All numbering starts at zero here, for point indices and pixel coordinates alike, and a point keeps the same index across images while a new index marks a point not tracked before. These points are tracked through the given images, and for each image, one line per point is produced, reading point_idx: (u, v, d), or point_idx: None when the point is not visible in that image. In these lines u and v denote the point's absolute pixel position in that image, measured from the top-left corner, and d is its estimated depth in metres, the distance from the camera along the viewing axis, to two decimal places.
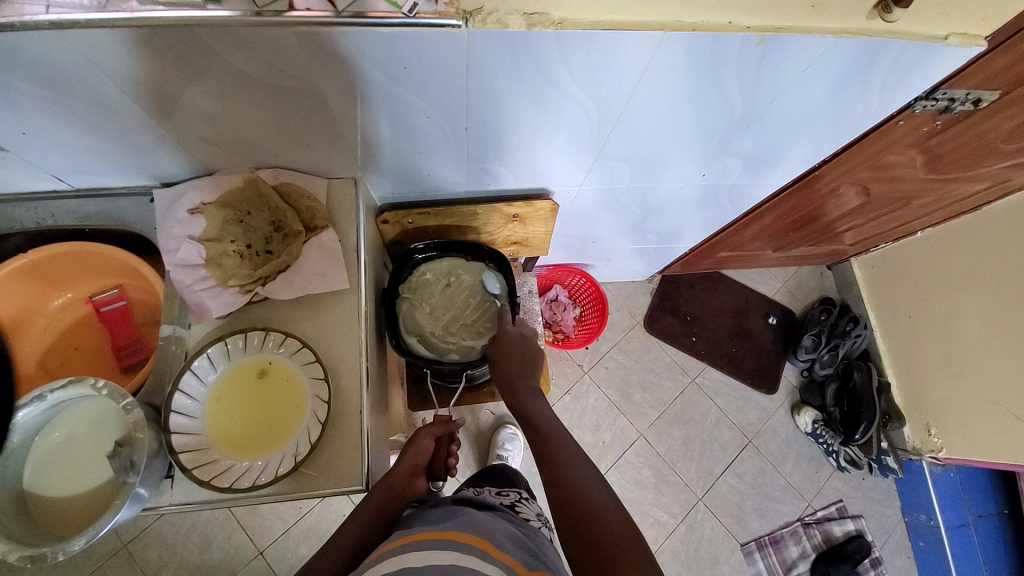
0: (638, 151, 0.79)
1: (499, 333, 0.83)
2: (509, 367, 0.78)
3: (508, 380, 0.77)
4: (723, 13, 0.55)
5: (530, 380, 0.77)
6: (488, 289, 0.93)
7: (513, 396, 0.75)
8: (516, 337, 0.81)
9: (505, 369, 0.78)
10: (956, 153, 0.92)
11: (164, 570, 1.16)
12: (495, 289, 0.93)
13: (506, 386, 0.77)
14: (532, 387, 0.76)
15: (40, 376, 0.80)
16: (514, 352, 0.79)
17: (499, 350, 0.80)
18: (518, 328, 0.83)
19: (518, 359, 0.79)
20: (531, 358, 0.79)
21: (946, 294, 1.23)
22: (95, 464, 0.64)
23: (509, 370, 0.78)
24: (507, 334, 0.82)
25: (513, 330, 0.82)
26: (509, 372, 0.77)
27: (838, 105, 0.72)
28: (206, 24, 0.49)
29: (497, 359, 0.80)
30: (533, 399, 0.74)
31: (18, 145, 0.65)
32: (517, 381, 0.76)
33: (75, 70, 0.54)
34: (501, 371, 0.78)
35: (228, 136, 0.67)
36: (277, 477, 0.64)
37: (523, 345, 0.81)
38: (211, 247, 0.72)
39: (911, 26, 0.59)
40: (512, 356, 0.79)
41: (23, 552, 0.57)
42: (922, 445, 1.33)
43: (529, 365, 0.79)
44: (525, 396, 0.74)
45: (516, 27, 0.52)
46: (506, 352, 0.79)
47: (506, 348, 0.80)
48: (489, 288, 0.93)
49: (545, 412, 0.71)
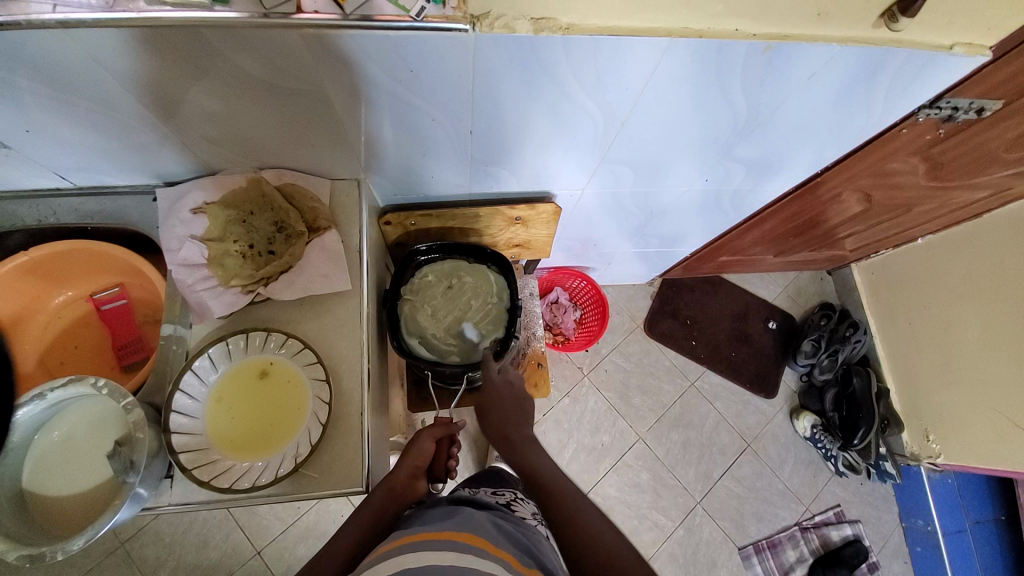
0: (642, 156, 0.79)
1: (485, 384, 0.83)
2: (501, 418, 0.80)
3: (501, 432, 0.79)
4: (730, 19, 0.55)
5: (522, 427, 0.80)
6: (466, 336, 0.89)
7: (511, 449, 0.77)
8: (502, 383, 0.83)
9: (498, 421, 0.80)
10: (958, 162, 0.92)
11: (161, 569, 1.16)
12: (473, 336, 0.89)
13: (501, 438, 0.79)
14: (526, 435, 0.79)
15: (39, 374, 0.80)
16: (507, 402, 0.82)
17: (489, 403, 0.82)
18: (503, 376, 0.84)
19: (509, 407, 0.81)
20: (522, 405, 0.82)
21: (946, 302, 1.23)
22: (94, 463, 0.64)
23: (502, 423, 0.80)
24: (494, 383, 0.83)
25: (499, 379, 0.83)
26: (503, 425, 0.79)
27: (843, 112, 0.72)
28: (213, 25, 0.49)
29: (489, 413, 0.81)
30: (528, 445, 0.77)
31: (21, 142, 0.65)
32: (511, 432, 0.78)
33: (80, 68, 0.54)
34: (494, 424, 0.80)
35: (232, 136, 0.67)
36: (277, 478, 0.64)
37: (511, 393, 0.83)
38: (213, 247, 0.72)
39: (917, 36, 0.59)
40: (503, 405, 0.82)
41: (22, 551, 0.57)
42: (920, 452, 1.33)
43: (520, 411, 0.82)
44: (520, 445, 0.76)
45: (524, 32, 0.52)
46: (497, 402, 0.82)
47: (498, 399, 0.82)
48: (466, 335, 0.89)
49: (543, 457, 0.74)
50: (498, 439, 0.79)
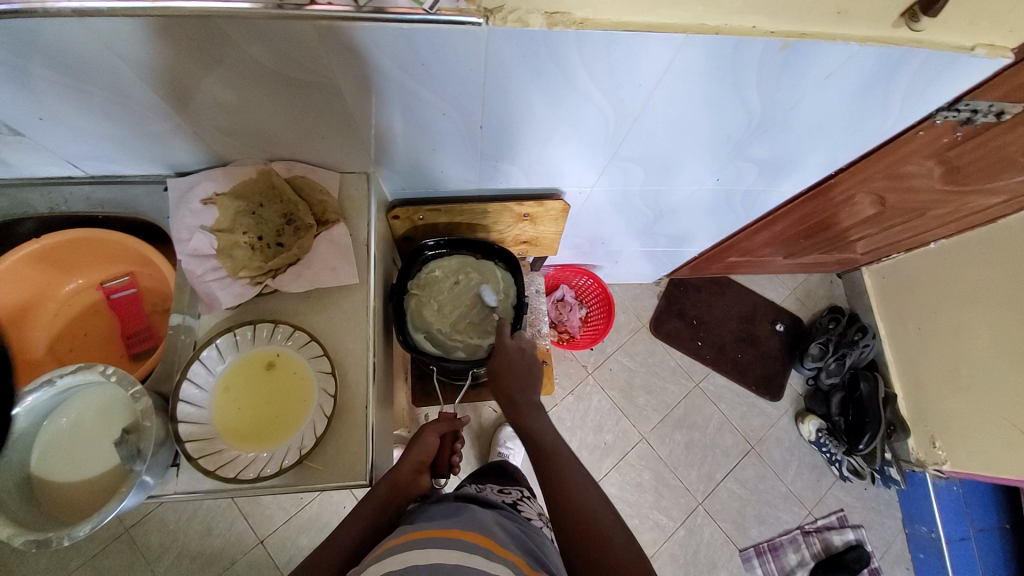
0: (653, 154, 0.79)
1: (498, 347, 0.80)
2: (508, 379, 0.76)
3: (508, 393, 0.74)
4: (746, 17, 0.54)
5: (529, 394, 0.75)
6: (484, 301, 0.91)
7: (516, 412, 0.73)
8: (515, 350, 0.79)
9: (506, 382, 0.76)
10: (975, 166, 0.91)
11: (165, 556, 1.17)
12: (491, 302, 0.91)
13: (506, 402, 0.75)
14: (533, 401, 0.74)
15: (49, 361, 0.80)
16: (515, 364, 0.77)
17: (499, 366, 0.78)
18: (515, 342, 0.80)
19: (519, 370, 0.77)
20: (531, 371, 0.77)
21: (958, 307, 1.21)
22: (101, 451, 0.64)
23: (509, 384, 0.75)
24: (506, 347, 0.80)
25: (513, 345, 0.80)
26: (510, 385, 0.75)
27: (858, 113, 0.71)
28: (227, 16, 0.49)
29: (497, 374, 0.77)
30: (534, 412, 0.72)
31: (35, 130, 0.66)
32: (518, 396, 0.74)
33: (94, 57, 0.54)
34: (500, 385, 0.76)
35: (243, 127, 0.67)
36: (282, 469, 0.64)
37: (521, 359, 0.79)
38: (222, 237, 0.73)
39: (937, 36, 0.58)
40: (512, 368, 0.77)
41: (28, 536, 0.58)
42: (926, 458, 1.32)
43: (530, 378, 0.77)
44: (526, 409, 0.72)
45: (537, 26, 0.52)
46: (507, 366, 0.77)
47: (507, 360, 0.78)
48: (484, 300, 0.91)
49: (547, 429, 0.70)
50: (505, 403, 0.75)
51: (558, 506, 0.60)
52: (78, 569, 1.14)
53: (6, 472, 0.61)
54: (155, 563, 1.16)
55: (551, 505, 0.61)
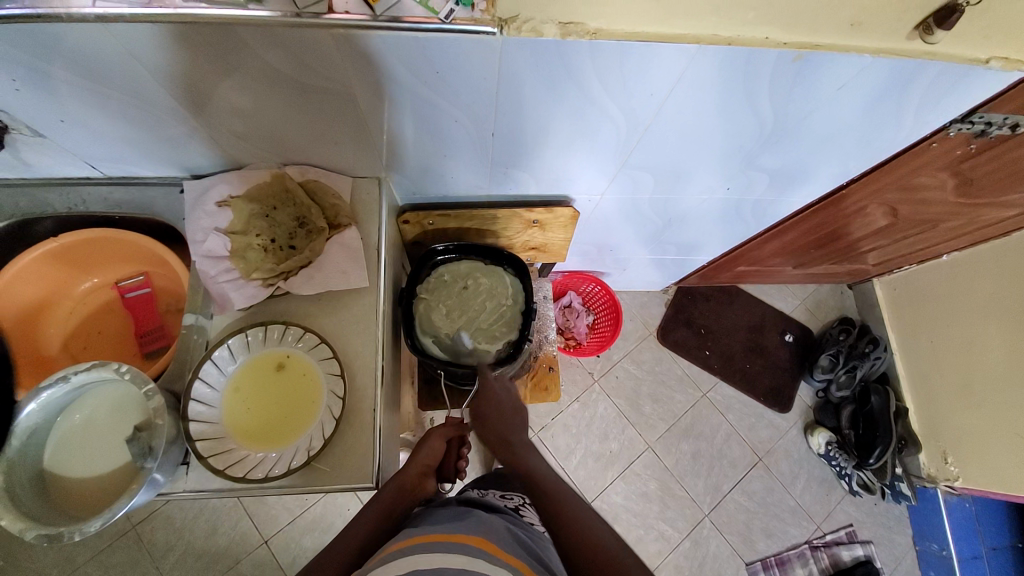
0: (664, 162, 0.79)
1: (483, 390, 0.81)
2: (499, 421, 0.77)
3: (500, 434, 0.76)
4: (760, 27, 0.54)
5: (522, 433, 0.76)
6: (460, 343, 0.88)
7: (509, 451, 0.73)
8: (501, 390, 0.81)
9: (495, 424, 0.77)
10: (989, 178, 0.90)
11: (171, 554, 1.18)
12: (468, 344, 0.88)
13: (500, 444, 0.75)
14: (525, 439, 0.76)
15: (63, 358, 0.82)
16: (504, 405, 0.79)
17: (488, 409, 0.78)
18: (501, 383, 0.82)
19: (507, 411, 0.78)
20: (520, 410, 0.79)
21: (971, 321, 1.20)
22: (113, 448, 0.65)
23: (500, 425, 0.76)
24: (492, 391, 0.81)
25: (499, 387, 0.81)
26: (500, 427, 0.76)
27: (871, 124, 0.71)
28: (246, 23, 0.50)
29: (485, 418, 0.78)
30: (527, 449, 0.73)
31: (58, 132, 0.67)
32: (510, 435, 0.75)
33: (117, 62, 0.56)
34: (491, 427, 0.77)
35: (258, 132, 0.68)
36: (290, 470, 0.65)
37: (508, 400, 0.80)
38: (236, 240, 0.74)
39: (952, 49, 0.58)
40: (501, 409, 0.79)
41: (40, 530, 0.59)
42: (938, 473, 1.30)
43: (518, 418, 0.79)
44: (520, 448, 0.73)
45: (551, 36, 0.52)
46: (495, 407, 0.78)
47: (495, 402, 0.79)
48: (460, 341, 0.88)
49: (542, 462, 0.71)
50: (496, 445, 0.75)
51: (563, 515, 0.60)
52: (86, 565, 1.15)
53: (20, 466, 0.62)
54: (161, 561, 1.17)
55: (556, 513, 0.61)
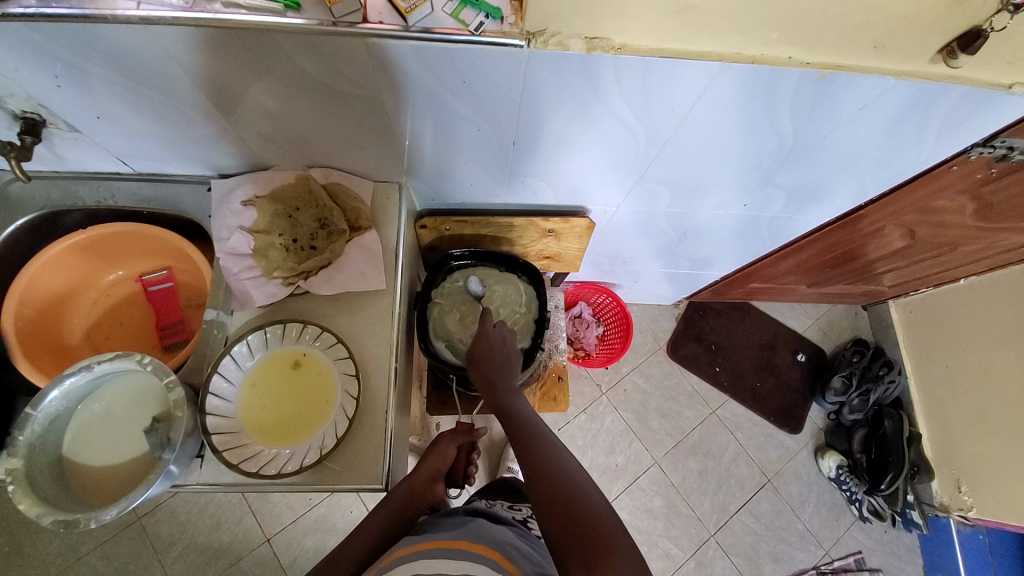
0: (682, 176, 0.79)
1: (479, 333, 0.79)
2: (489, 366, 0.75)
3: (488, 378, 0.74)
4: (783, 47, 0.55)
5: (509, 377, 0.75)
6: (470, 289, 0.92)
7: (494, 394, 0.72)
8: (496, 339, 0.78)
9: (486, 369, 0.75)
10: (1011, 203, 0.89)
11: (173, 547, 1.18)
12: (477, 291, 0.92)
13: (485, 384, 0.75)
14: (511, 385, 0.74)
15: (86, 348, 0.84)
16: (495, 354, 0.76)
17: (479, 353, 0.77)
18: (496, 329, 0.79)
19: (501, 358, 0.76)
20: (509, 360, 0.77)
21: (989, 347, 1.18)
22: (132, 437, 0.67)
23: (489, 369, 0.75)
24: (487, 335, 0.78)
25: (494, 334, 0.78)
26: (489, 371, 0.75)
27: (890, 146, 0.71)
28: (282, 30, 0.52)
29: (477, 361, 0.77)
30: (512, 394, 0.72)
31: (95, 128, 0.70)
32: (497, 379, 0.73)
33: (154, 63, 0.58)
34: (481, 370, 0.75)
35: (285, 134, 0.70)
36: (302, 467, 0.66)
37: (501, 347, 0.78)
38: (259, 238, 0.76)
39: (974, 73, 0.58)
40: (493, 358, 0.76)
41: (57, 517, 0.59)
42: (950, 502, 1.27)
43: (509, 365, 0.76)
44: (503, 391, 0.72)
45: (576, 50, 0.53)
46: (487, 355, 0.76)
47: (487, 348, 0.77)
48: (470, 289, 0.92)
49: (525, 407, 0.69)
50: (482, 385, 0.75)
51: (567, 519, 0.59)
52: (90, 554, 1.16)
53: (40, 452, 0.63)
54: (163, 554, 1.18)
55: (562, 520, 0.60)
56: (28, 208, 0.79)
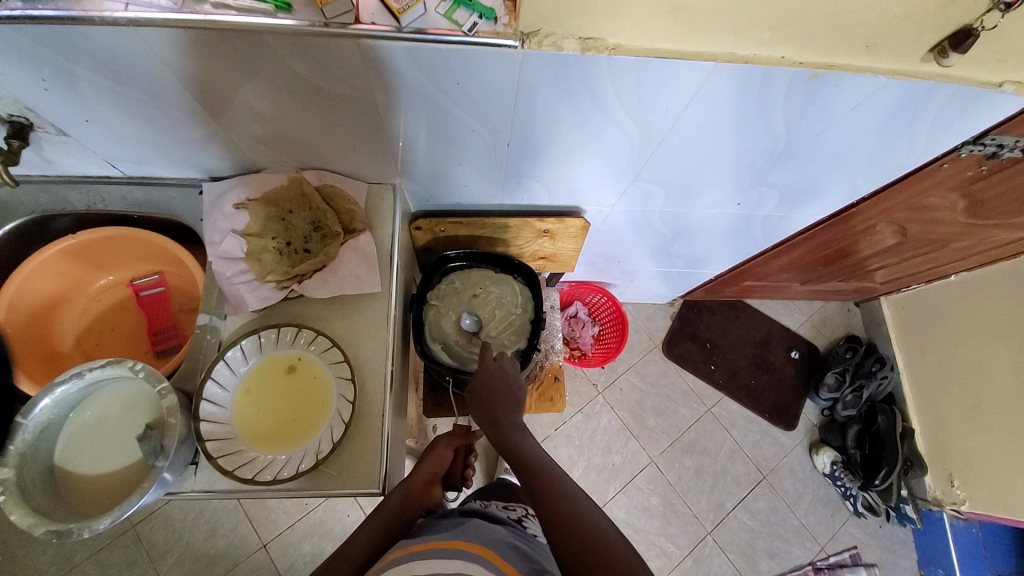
0: (677, 176, 0.79)
1: (479, 368, 0.77)
2: (490, 401, 0.72)
3: (490, 414, 0.71)
4: (777, 47, 0.55)
5: (514, 414, 0.71)
6: (464, 327, 0.89)
7: (498, 434, 0.69)
8: (498, 371, 0.76)
9: (486, 404, 0.72)
10: (1000, 200, 0.90)
11: (168, 555, 1.17)
12: (471, 327, 0.90)
13: (489, 425, 0.71)
14: (517, 423, 0.70)
15: (77, 355, 0.83)
16: (497, 387, 0.74)
17: (482, 389, 0.74)
18: (498, 364, 0.77)
19: (501, 390, 0.73)
20: (514, 392, 0.74)
21: (980, 342, 1.19)
22: (125, 445, 0.66)
23: (490, 406, 0.72)
24: (485, 368, 0.76)
25: (494, 365, 0.76)
26: (490, 407, 0.72)
27: (883, 144, 0.72)
28: (273, 31, 0.51)
29: (477, 397, 0.74)
30: (519, 433, 0.68)
31: (83, 132, 0.69)
32: (500, 416, 0.70)
33: (143, 65, 0.57)
34: (482, 408, 0.72)
35: (277, 136, 0.70)
36: (298, 472, 0.65)
37: (505, 379, 0.75)
38: (252, 242, 0.75)
39: (965, 71, 0.58)
40: (495, 392, 0.73)
41: (50, 527, 0.58)
42: (943, 497, 1.29)
43: (514, 399, 0.73)
44: (509, 432, 0.68)
45: (571, 51, 0.53)
46: (489, 389, 0.74)
47: (489, 382, 0.75)
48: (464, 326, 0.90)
49: (532, 445, 0.67)
50: (486, 425, 0.71)
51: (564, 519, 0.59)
52: (83, 563, 1.14)
53: (31, 462, 0.62)
54: (158, 561, 1.16)
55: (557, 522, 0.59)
56: (16, 213, 0.78)
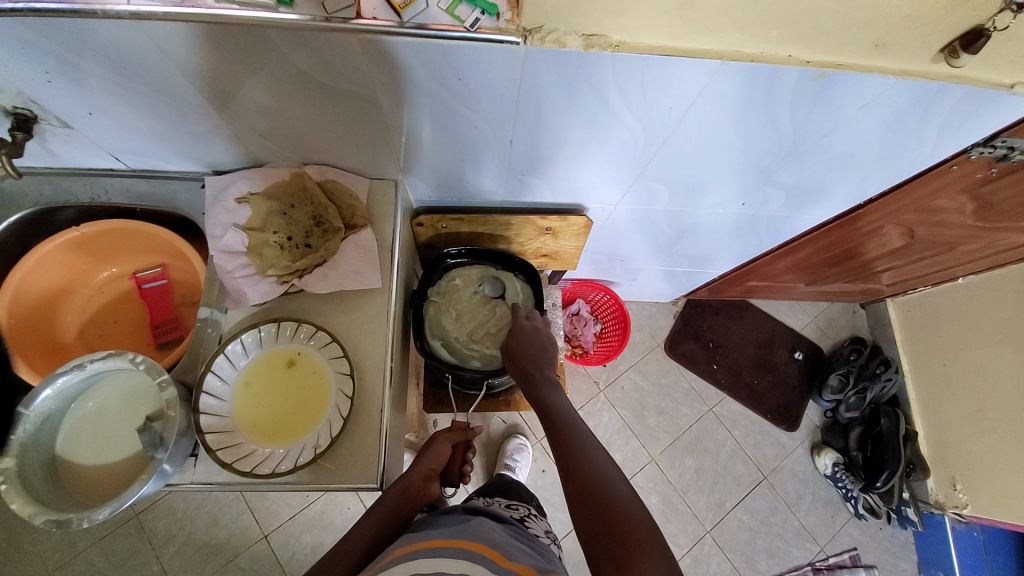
0: (681, 175, 0.79)
1: (515, 329, 0.83)
2: (526, 359, 0.79)
3: (525, 370, 0.78)
4: (784, 45, 0.54)
5: (546, 369, 0.79)
6: (486, 293, 0.93)
7: (532, 386, 0.76)
8: (532, 330, 0.83)
9: (523, 362, 0.79)
10: (1010, 203, 0.89)
11: (170, 544, 1.19)
12: (493, 292, 0.93)
13: (523, 378, 0.78)
14: (549, 377, 0.78)
15: (80, 346, 0.83)
16: (531, 343, 0.81)
17: (517, 344, 0.81)
18: (531, 323, 0.85)
19: (535, 349, 0.80)
20: (548, 348, 0.82)
21: (985, 346, 1.18)
22: (125, 436, 0.66)
23: (526, 362, 0.79)
24: (523, 330, 0.83)
25: (531, 328, 0.83)
26: (526, 363, 0.78)
27: (890, 145, 0.71)
28: (275, 25, 0.51)
29: (513, 354, 0.80)
30: (550, 388, 0.76)
31: (87, 124, 0.69)
32: (535, 372, 0.77)
33: (146, 58, 0.57)
34: (518, 364, 0.79)
35: (280, 130, 0.69)
36: (296, 466, 0.65)
37: (541, 337, 0.83)
38: (254, 236, 0.75)
39: (976, 72, 0.57)
40: (529, 346, 0.81)
41: (50, 517, 0.59)
42: (946, 500, 1.28)
43: (547, 356, 0.81)
44: (543, 385, 0.76)
45: (574, 47, 0.53)
46: (524, 345, 0.81)
47: (523, 339, 0.82)
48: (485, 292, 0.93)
49: (561, 402, 0.73)
50: (520, 378, 0.78)
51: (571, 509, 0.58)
52: (87, 550, 1.16)
53: (32, 451, 0.62)
54: (161, 550, 1.18)
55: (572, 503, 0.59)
56: (20, 205, 0.78)
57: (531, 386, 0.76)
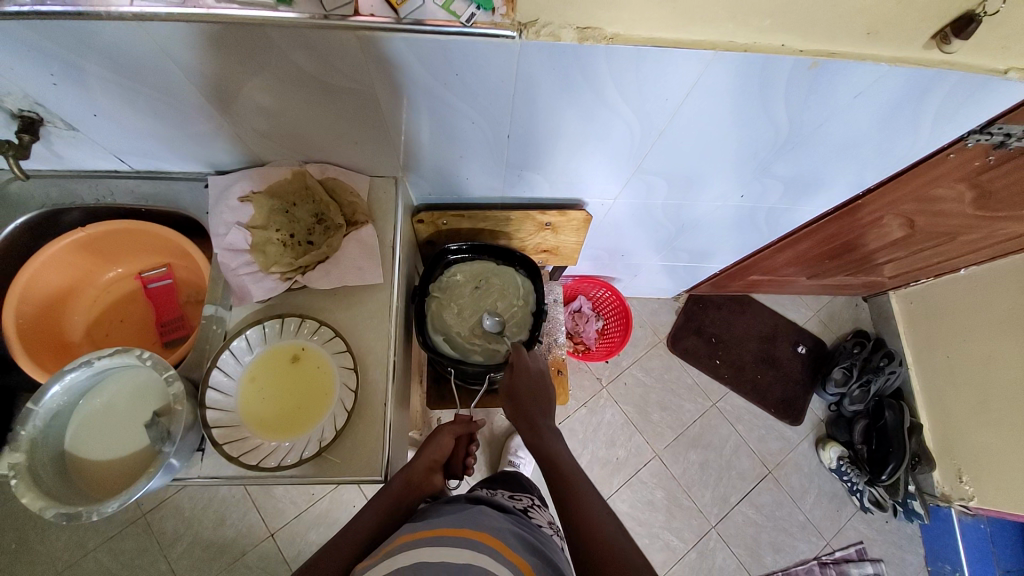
0: (678, 169, 0.80)
1: (516, 366, 0.80)
2: (529, 401, 0.77)
3: (528, 414, 0.76)
4: (776, 34, 0.55)
5: (548, 416, 0.77)
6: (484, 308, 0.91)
7: (535, 434, 0.75)
8: (532, 369, 0.80)
9: (524, 402, 0.77)
10: (1008, 192, 0.89)
11: (178, 543, 1.20)
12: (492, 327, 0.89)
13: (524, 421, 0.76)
14: (551, 423, 0.76)
15: (87, 346, 0.85)
16: (532, 386, 0.78)
17: (520, 384, 0.78)
18: (534, 363, 0.81)
19: (539, 391, 0.78)
20: (548, 392, 0.79)
21: (989, 337, 1.18)
22: (133, 431, 0.67)
23: (529, 405, 0.77)
24: (525, 368, 0.80)
25: (533, 365, 0.80)
26: (529, 406, 0.77)
27: (884, 135, 0.71)
28: (275, 24, 0.52)
29: (515, 395, 0.78)
30: (553, 435, 0.75)
31: (92, 126, 0.70)
32: (538, 418, 0.75)
33: (149, 60, 0.58)
34: (520, 405, 0.77)
35: (281, 130, 0.71)
36: (302, 459, 0.66)
37: (541, 378, 0.80)
38: (256, 234, 0.76)
39: (971, 59, 0.58)
40: (530, 387, 0.78)
41: (60, 509, 0.60)
42: (951, 492, 1.27)
43: (549, 400, 0.79)
44: (546, 433, 0.74)
45: (568, 40, 0.53)
46: (528, 387, 0.78)
47: (525, 378, 0.79)
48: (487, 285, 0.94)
49: (563, 448, 0.73)
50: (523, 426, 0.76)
51: None
52: (96, 549, 1.17)
53: (42, 446, 0.63)
54: (168, 550, 1.19)
55: None
56: (28, 207, 0.80)
57: (533, 433, 0.75)
